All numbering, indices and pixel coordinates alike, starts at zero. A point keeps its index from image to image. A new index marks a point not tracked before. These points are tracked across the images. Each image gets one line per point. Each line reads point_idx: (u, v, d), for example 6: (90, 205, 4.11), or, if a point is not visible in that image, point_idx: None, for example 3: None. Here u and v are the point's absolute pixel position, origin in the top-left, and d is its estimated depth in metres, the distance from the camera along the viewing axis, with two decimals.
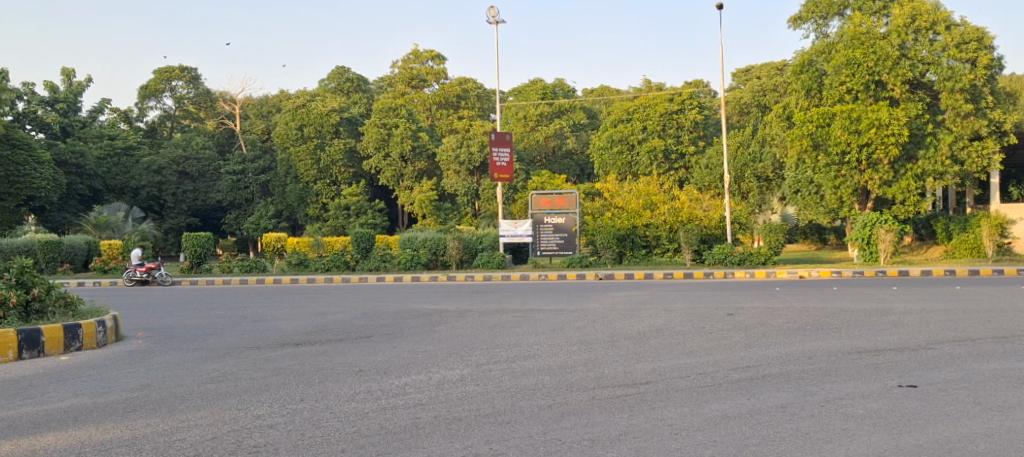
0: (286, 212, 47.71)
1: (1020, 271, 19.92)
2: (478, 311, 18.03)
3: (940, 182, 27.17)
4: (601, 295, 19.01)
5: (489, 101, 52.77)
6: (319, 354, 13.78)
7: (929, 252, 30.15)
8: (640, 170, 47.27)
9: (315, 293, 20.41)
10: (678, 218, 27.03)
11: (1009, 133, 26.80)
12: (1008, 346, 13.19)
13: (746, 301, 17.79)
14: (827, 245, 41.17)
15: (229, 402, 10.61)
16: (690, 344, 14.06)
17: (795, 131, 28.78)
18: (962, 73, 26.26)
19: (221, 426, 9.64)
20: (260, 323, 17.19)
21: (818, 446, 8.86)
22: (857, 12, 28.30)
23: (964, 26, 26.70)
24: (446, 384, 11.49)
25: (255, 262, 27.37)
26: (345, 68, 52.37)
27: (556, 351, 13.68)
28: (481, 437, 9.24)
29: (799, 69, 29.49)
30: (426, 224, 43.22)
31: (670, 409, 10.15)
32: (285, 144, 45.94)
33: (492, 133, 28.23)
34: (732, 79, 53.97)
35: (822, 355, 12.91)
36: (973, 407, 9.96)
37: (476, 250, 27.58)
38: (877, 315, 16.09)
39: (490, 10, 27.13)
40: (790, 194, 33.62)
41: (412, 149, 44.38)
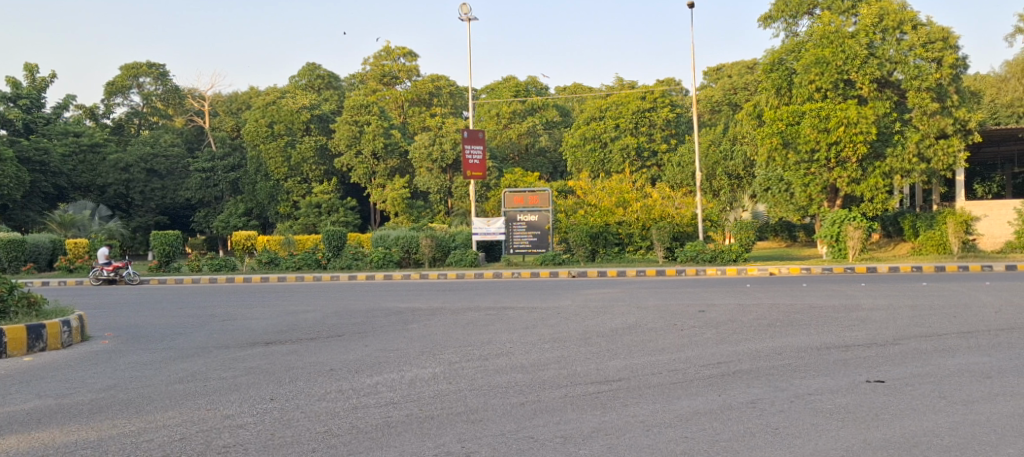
0: (257, 210, 47.24)
1: (987, 268, 20.18)
2: (450, 309, 17.98)
3: (907, 179, 27.60)
4: (574, 292, 19.05)
5: (461, 98, 52.67)
6: (290, 353, 13.67)
7: (897, 249, 30.57)
8: (612, 168, 47.57)
9: (286, 291, 20.23)
10: (651, 216, 26.99)
11: (974, 133, 27.31)
12: (972, 341, 13.41)
13: (717, 297, 17.92)
14: (797, 242, 41.61)
15: (198, 402, 10.50)
16: (661, 341, 14.14)
17: (765, 129, 29.02)
18: (928, 72, 26.83)
19: (189, 426, 9.54)
20: (229, 323, 17.04)
21: (787, 442, 8.95)
22: (826, 11, 28.58)
23: (930, 26, 27.20)
24: (419, 382, 11.45)
25: (225, 261, 27.12)
26: (316, 64, 51.95)
27: (529, 349, 13.67)
28: (453, 436, 9.22)
29: (769, 67, 29.58)
30: (399, 222, 43.19)
31: (642, 406, 10.19)
32: (255, 142, 45.26)
33: (465, 130, 28.02)
34: (704, 77, 54.26)
35: (791, 350, 13.03)
36: (939, 401, 10.11)
37: (449, 248, 27.43)
38: (846, 311, 16.27)
39: (461, 7, 26.89)
40: (759, 191, 33.93)
41: (384, 146, 44.21)
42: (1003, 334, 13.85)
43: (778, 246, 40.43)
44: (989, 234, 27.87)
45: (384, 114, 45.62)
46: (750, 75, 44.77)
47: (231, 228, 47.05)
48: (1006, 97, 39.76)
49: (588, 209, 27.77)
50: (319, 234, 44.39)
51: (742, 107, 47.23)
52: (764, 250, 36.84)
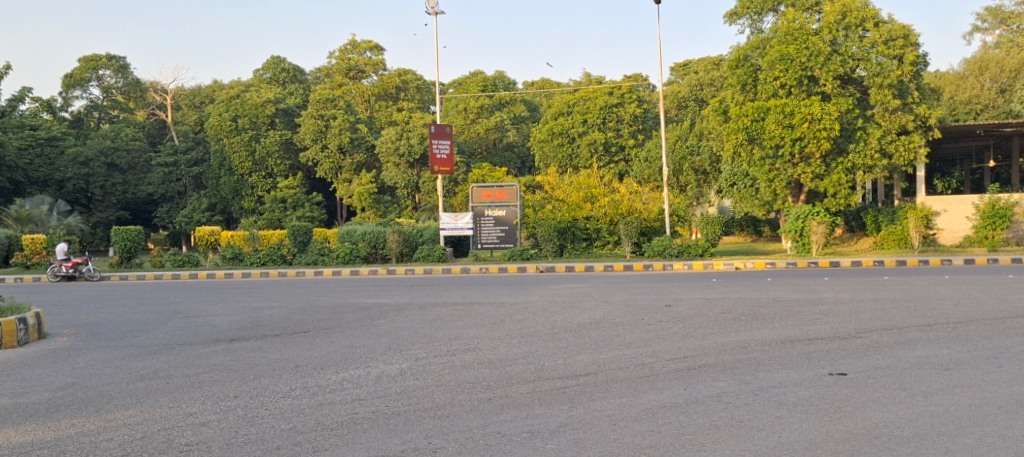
0: (220, 204, 46.59)
1: (948, 262, 20.44)
2: (418, 304, 17.90)
3: (869, 175, 27.89)
4: (541, 288, 19.02)
5: (428, 92, 52.42)
6: (254, 349, 13.52)
7: (859, 243, 30.84)
8: (580, 162, 47.65)
9: (250, 287, 20.01)
10: (618, 212, 27.09)
11: (934, 129, 27.89)
12: (933, 333, 13.59)
13: (683, 292, 17.99)
14: (762, 237, 41.97)
15: (160, 400, 10.34)
16: (629, 336, 14.16)
17: (731, 125, 29.01)
18: (890, 69, 27.33)
19: (152, 424, 9.40)
20: (192, 319, 16.82)
21: (751, 434, 9.00)
22: (790, 9, 28.66)
23: (890, 23, 27.66)
24: (385, 379, 11.36)
25: (188, 256, 26.85)
26: (280, 58, 51.43)
27: (496, 344, 13.63)
28: (420, 432, 9.16)
29: (734, 64, 29.55)
30: (366, 217, 42.94)
31: (609, 400, 10.20)
32: (219, 135, 44.71)
33: (432, 124, 27.65)
34: (670, 72, 54.65)
35: (756, 344, 13.11)
36: (899, 393, 10.22)
37: (416, 243, 27.21)
38: (809, 305, 16.43)
39: (428, 1, 26.62)
40: (725, 187, 34.05)
41: (350, 141, 43.91)
42: (961, 327, 14.04)
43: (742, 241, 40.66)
44: (948, 229, 28.14)
45: (350, 108, 45.33)
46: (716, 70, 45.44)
47: (195, 224, 46.40)
48: (965, 94, 40.24)
49: (556, 204, 27.63)
50: (285, 229, 43.98)
51: (708, 104, 47.80)
52: (730, 245, 37.02)
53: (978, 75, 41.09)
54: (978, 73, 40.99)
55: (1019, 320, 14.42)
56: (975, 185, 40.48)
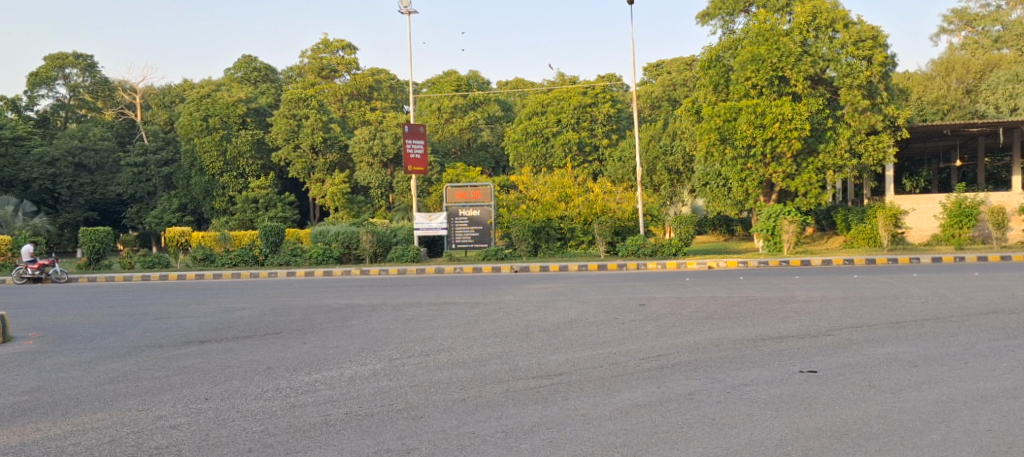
0: (191, 205, 46.22)
1: (918, 260, 20.65)
2: (392, 305, 17.83)
3: (839, 175, 28.22)
4: (515, 287, 19.00)
5: (402, 92, 52.36)
6: (226, 351, 13.39)
7: (830, 242, 31.08)
8: (554, 162, 47.67)
9: (222, 288, 19.84)
10: (592, 211, 27.15)
11: (903, 129, 28.06)
12: (901, 331, 13.73)
13: (657, 291, 18.04)
14: (735, 236, 42.21)
15: (129, 403, 10.21)
16: (602, 335, 14.18)
17: (703, 125, 29.08)
18: (859, 70, 27.49)
19: (120, 428, 9.28)
20: (162, 321, 16.65)
21: (724, 432, 9.03)
22: (761, 9, 28.76)
23: (860, 24, 27.84)
24: (358, 379, 11.29)
25: (158, 257, 26.58)
26: (252, 57, 51.09)
27: (470, 344, 13.60)
28: (393, 433, 9.10)
29: (707, 64, 29.70)
30: (339, 218, 42.73)
31: (583, 399, 10.19)
32: (190, 135, 44.34)
33: (406, 124, 27.59)
34: (644, 72, 54.83)
35: (728, 342, 13.17)
36: (870, 390, 10.30)
37: (390, 244, 27.12)
38: (781, 303, 16.54)
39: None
40: (698, 186, 34.20)
41: (323, 141, 43.72)
42: (929, 324, 14.18)
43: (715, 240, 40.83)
44: (916, 228, 28.45)
45: (323, 108, 44.83)
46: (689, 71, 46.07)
47: (164, 224, 46.10)
48: (932, 95, 40.59)
49: (530, 204, 27.93)
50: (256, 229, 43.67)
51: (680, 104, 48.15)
52: (704, 244, 37.17)
53: (944, 75, 41.68)
54: (945, 74, 41.55)
55: (985, 317, 14.60)
56: (942, 185, 40.99)
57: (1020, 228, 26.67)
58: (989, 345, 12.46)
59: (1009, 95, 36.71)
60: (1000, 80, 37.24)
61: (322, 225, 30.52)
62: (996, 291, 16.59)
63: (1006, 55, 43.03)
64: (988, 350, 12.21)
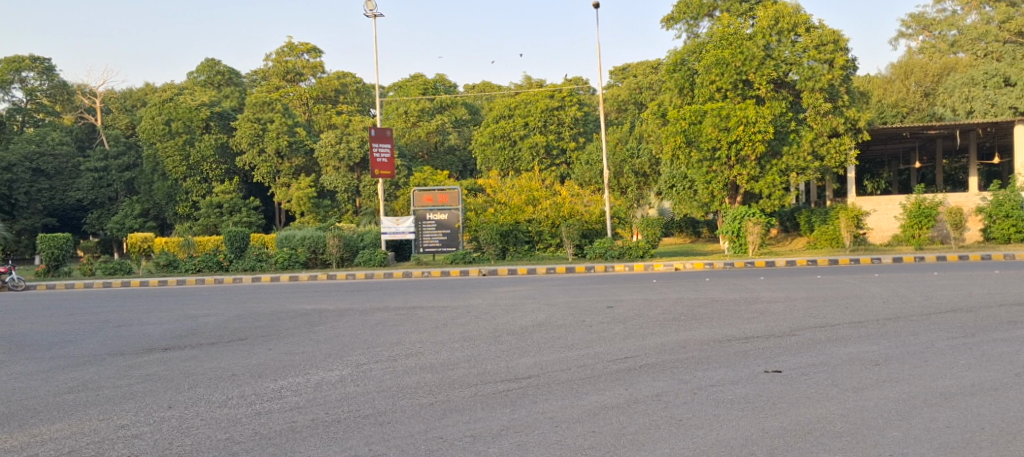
0: (153, 211, 45.61)
1: (881, 260, 20.82)
2: (359, 309, 17.73)
3: (802, 177, 28.40)
4: (483, 291, 19.00)
5: (368, 95, 52.15)
6: (190, 358, 13.25)
7: (795, 242, 31.44)
8: (521, 166, 47.75)
9: (186, 295, 19.63)
10: (559, 213, 27.06)
11: (864, 131, 28.38)
12: (864, 330, 13.92)
13: (624, 293, 18.13)
14: (701, 238, 42.43)
15: (90, 413, 10.07)
16: (570, 337, 14.22)
17: (669, 128, 29.18)
18: (821, 73, 27.71)
19: (81, 438, 9.16)
20: (124, 329, 16.43)
21: (690, 433, 9.08)
22: (725, 13, 28.98)
23: (822, 28, 28.20)
24: (325, 385, 11.21)
25: (120, 264, 26.24)
26: (215, 60, 50.55)
27: (438, 349, 13.57)
28: (361, 439, 9.06)
29: (672, 68, 29.95)
30: (305, 222, 42.41)
31: (550, 402, 10.20)
32: (151, 140, 43.99)
33: (372, 128, 27.42)
34: (610, 76, 55.08)
35: (695, 343, 13.25)
36: (834, 389, 10.40)
37: (357, 248, 27.03)
38: (746, 304, 16.67)
39: (367, 3, 26.41)
40: (665, 189, 34.25)
41: (288, 145, 43.41)
42: (890, 323, 14.39)
43: (681, 243, 40.85)
44: (877, 228, 28.83)
45: (287, 112, 44.77)
46: (656, 74, 46.41)
47: (127, 230, 44.95)
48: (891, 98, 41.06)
49: (499, 207, 27.53)
50: (221, 234, 43.20)
51: (646, 107, 48.76)
52: (670, 246, 37.39)
53: (903, 78, 42.32)
54: (903, 77, 42.23)
55: (944, 315, 14.81)
56: (902, 186, 41.57)
57: (976, 228, 27.14)
58: (948, 343, 12.64)
59: (966, 98, 37.37)
60: (956, 83, 37.87)
61: (288, 229, 30.45)
62: (954, 290, 16.89)
63: (962, 58, 43.81)
64: (947, 348, 12.39)
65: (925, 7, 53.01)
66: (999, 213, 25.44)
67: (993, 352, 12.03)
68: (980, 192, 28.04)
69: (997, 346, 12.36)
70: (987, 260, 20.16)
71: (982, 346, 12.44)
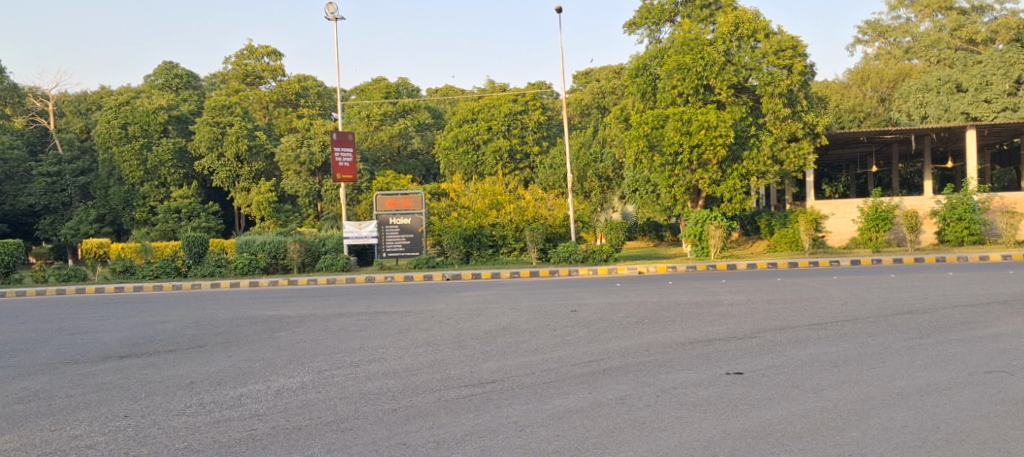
0: (111, 216, 44.59)
1: (852, 262, 21.39)
2: (321, 315, 17.51)
3: (762, 181, 28.92)
4: (446, 295, 18.95)
5: (329, 99, 52.14)
6: (146, 366, 12.96)
7: (754, 245, 32.02)
8: (485, 170, 47.73)
9: (142, 301, 19.18)
10: (523, 218, 27.55)
11: (822, 136, 29.19)
12: (822, 331, 14.22)
13: (588, 297, 18.25)
14: (664, 241, 42.80)
15: (41, 424, 10.09)
16: (535, 341, 14.26)
17: (632, 132, 29.26)
18: (780, 79, 28.35)
19: (33, 450, 9.28)
20: (78, 336, 16.02)
21: (653, 435, 9.23)
22: (686, 20, 29.46)
23: (780, 34, 28.81)
24: (286, 392, 11.11)
25: (75, 270, 25.57)
26: (173, 62, 49.24)
27: (401, 354, 13.48)
28: (322, 446, 9.16)
29: (634, 72, 30.12)
30: (265, 228, 41.84)
31: (515, 407, 10.25)
32: (107, 143, 42.76)
33: (334, 131, 27.18)
34: (572, 81, 55.53)
35: (658, 346, 13.41)
36: (793, 390, 10.63)
37: (319, 253, 26.59)
38: (708, 307, 16.89)
39: (328, 6, 26.20)
40: (629, 193, 35.15)
41: (248, 149, 42.64)
42: (848, 325, 14.71)
43: (645, 246, 41.21)
44: (835, 231, 29.40)
45: (247, 115, 44.25)
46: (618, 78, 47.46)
47: (81, 236, 44.07)
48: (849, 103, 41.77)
49: (462, 212, 28.12)
50: (179, 240, 42.36)
51: (609, 111, 49.32)
52: (632, 250, 37.89)
53: (860, 84, 43.24)
54: (860, 83, 43.15)
55: (900, 317, 15.21)
56: (860, 190, 42.69)
57: (931, 231, 27.97)
58: (905, 344, 12.97)
59: (920, 104, 38.74)
60: (911, 89, 39.06)
61: (247, 236, 29.80)
62: (909, 292, 17.37)
63: (916, 65, 45.34)
64: (904, 349, 12.70)
65: (880, 14, 54.46)
66: (952, 216, 26.39)
67: (948, 352, 12.36)
68: (933, 195, 28.86)
69: (952, 347, 12.69)
70: (950, 262, 20.77)
71: (937, 346, 12.76)
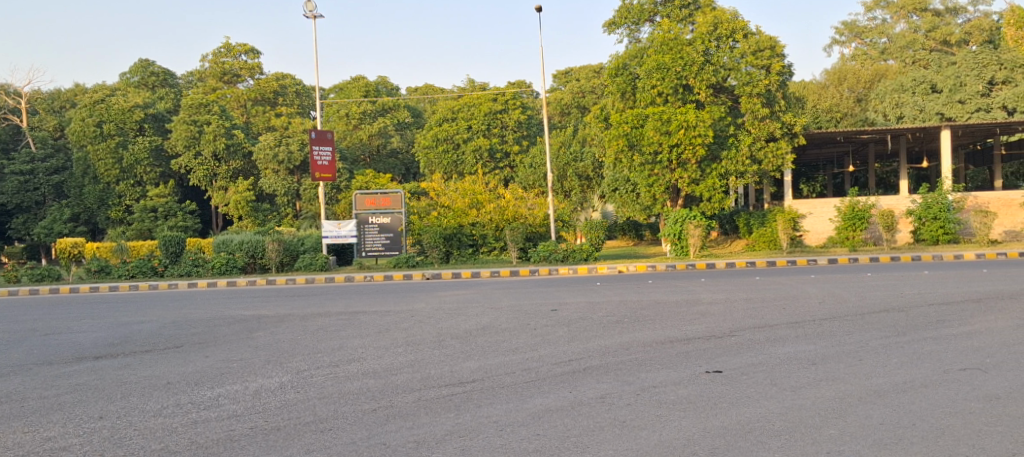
0: (85, 215, 43.85)
1: (831, 261, 21.50)
2: (299, 315, 17.39)
3: (741, 180, 29.10)
4: (427, 295, 18.90)
5: (308, 97, 51.89)
6: (122, 366, 12.81)
7: (732, 245, 32.17)
8: (465, 169, 47.60)
9: (118, 301, 18.97)
10: (504, 217, 27.35)
11: (799, 136, 29.40)
12: (801, 330, 14.31)
13: (568, 296, 18.25)
14: (643, 241, 42.97)
15: (14, 426, 9.95)
16: (515, 341, 14.24)
17: (612, 132, 29.38)
18: (758, 79, 28.52)
19: (6, 452, 9.16)
20: (52, 336, 15.81)
21: (633, 434, 9.24)
22: (665, 20, 29.60)
23: (758, 35, 28.98)
24: (264, 393, 11.02)
25: (48, 270, 25.24)
26: (149, 61, 48.99)
27: (380, 354, 13.41)
28: (301, 447, 9.09)
29: (614, 72, 30.16)
30: (244, 226, 41.58)
31: (496, 406, 10.22)
32: (82, 142, 42.34)
33: (313, 130, 26.99)
34: (552, 80, 55.59)
35: (638, 345, 13.44)
36: (771, 388, 10.69)
37: (297, 252, 26.48)
38: (687, 305, 16.98)
39: (306, 4, 26.02)
40: (608, 192, 35.22)
41: (226, 147, 42.37)
42: (825, 323, 14.82)
43: (626, 245, 41.34)
44: (812, 231, 29.61)
45: (225, 113, 43.68)
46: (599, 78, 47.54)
47: (55, 235, 43.13)
48: (826, 103, 42.10)
49: (441, 210, 27.81)
50: (155, 239, 41.90)
51: (589, 111, 49.42)
52: (613, 249, 37.92)
53: (837, 85, 43.64)
54: (837, 84, 43.54)
55: (877, 315, 15.33)
56: (838, 190, 43.07)
57: (907, 230, 28.25)
58: (881, 342, 13.09)
59: (896, 104, 39.04)
60: (887, 90, 39.48)
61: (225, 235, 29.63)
62: (885, 290, 17.53)
63: (891, 65, 45.78)
64: (881, 347, 12.81)
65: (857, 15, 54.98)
66: (927, 215, 26.66)
67: (924, 350, 12.47)
68: (909, 195, 29.14)
69: (928, 345, 12.82)
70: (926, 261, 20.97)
71: (914, 344, 12.88)
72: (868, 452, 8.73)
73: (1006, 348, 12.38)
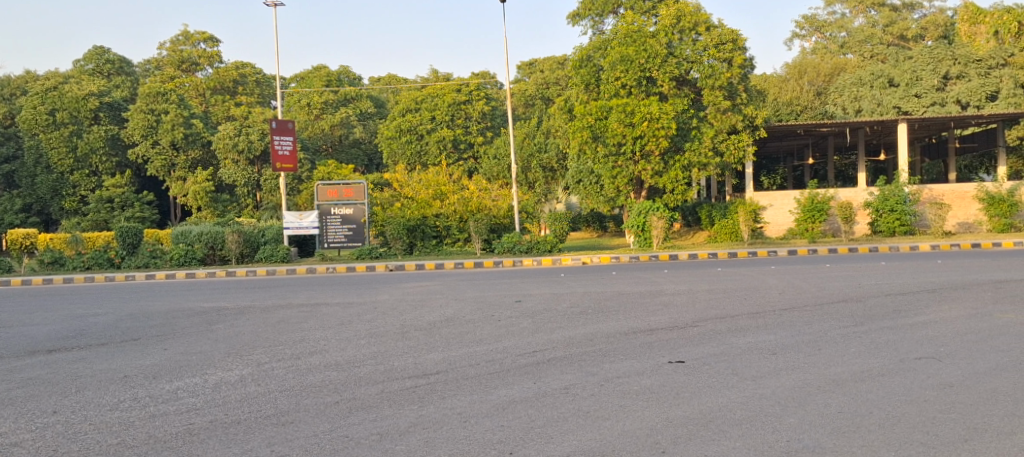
0: (37, 205, 42.35)
1: (791, 252, 21.80)
2: (259, 307, 17.16)
3: (703, 172, 29.33)
4: (389, 286, 18.76)
5: (268, 86, 51.25)
6: (77, 360, 12.53)
7: (695, 236, 32.45)
8: (429, 159, 47.31)
9: (73, 294, 18.56)
10: (468, 208, 27.18)
11: (759, 129, 29.71)
12: (762, 320, 14.45)
13: (532, 287, 18.23)
14: (607, 232, 43.07)
15: None
16: (479, 332, 14.18)
17: (576, 123, 29.50)
18: (720, 71, 28.75)
19: None
20: (3, 330, 15.41)
21: (597, 424, 9.24)
22: (629, 11, 29.52)
23: (720, 28, 29.18)
24: (224, 386, 10.85)
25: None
26: (104, 48, 48.06)
27: (343, 346, 13.28)
28: (262, 440, 8.96)
29: (578, 63, 30.16)
30: (202, 217, 40.95)
31: (459, 398, 10.17)
32: (33, 130, 41.49)
33: (274, 119, 26.65)
34: (516, 71, 55.54)
35: (601, 336, 13.46)
36: (733, 378, 10.77)
37: (258, 244, 26.21)
38: (650, 296, 17.07)
39: None
40: (572, 183, 35.35)
41: (184, 137, 41.59)
42: (785, 313, 14.98)
43: (589, 237, 41.47)
44: (773, 222, 29.95)
45: (184, 102, 43.04)
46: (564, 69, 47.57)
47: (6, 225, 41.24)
48: (787, 97, 42.41)
49: (405, 202, 27.62)
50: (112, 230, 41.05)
51: (553, 103, 49.54)
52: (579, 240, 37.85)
53: (797, 78, 44.23)
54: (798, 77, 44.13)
55: (835, 306, 15.53)
56: (798, 182, 43.67)
57: (864, 222, 28.67)
58: (840, 332, 13.25)
59: (855, 97, 39.52)
60: (847, 84, 40.05)
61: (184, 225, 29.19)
62: (844, 281, 17.76)
63: (850, 59, 46.53)
64: (839, 336, 12.97)
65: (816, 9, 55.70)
66: (885, 207, 27.12)
67: (881, 339, 12.64)
68: (867, 187, 29.60)
69: (885, 334, 13.01)
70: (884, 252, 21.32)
71: (871, 334, 13.06)
72: (828, 440, 8.81)
73: (959, 337, 12.60)
